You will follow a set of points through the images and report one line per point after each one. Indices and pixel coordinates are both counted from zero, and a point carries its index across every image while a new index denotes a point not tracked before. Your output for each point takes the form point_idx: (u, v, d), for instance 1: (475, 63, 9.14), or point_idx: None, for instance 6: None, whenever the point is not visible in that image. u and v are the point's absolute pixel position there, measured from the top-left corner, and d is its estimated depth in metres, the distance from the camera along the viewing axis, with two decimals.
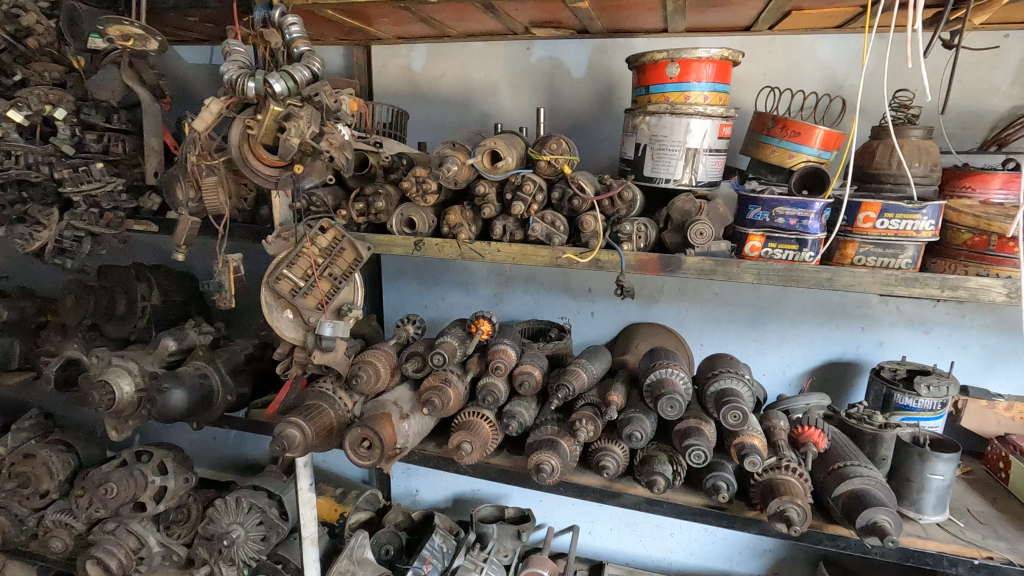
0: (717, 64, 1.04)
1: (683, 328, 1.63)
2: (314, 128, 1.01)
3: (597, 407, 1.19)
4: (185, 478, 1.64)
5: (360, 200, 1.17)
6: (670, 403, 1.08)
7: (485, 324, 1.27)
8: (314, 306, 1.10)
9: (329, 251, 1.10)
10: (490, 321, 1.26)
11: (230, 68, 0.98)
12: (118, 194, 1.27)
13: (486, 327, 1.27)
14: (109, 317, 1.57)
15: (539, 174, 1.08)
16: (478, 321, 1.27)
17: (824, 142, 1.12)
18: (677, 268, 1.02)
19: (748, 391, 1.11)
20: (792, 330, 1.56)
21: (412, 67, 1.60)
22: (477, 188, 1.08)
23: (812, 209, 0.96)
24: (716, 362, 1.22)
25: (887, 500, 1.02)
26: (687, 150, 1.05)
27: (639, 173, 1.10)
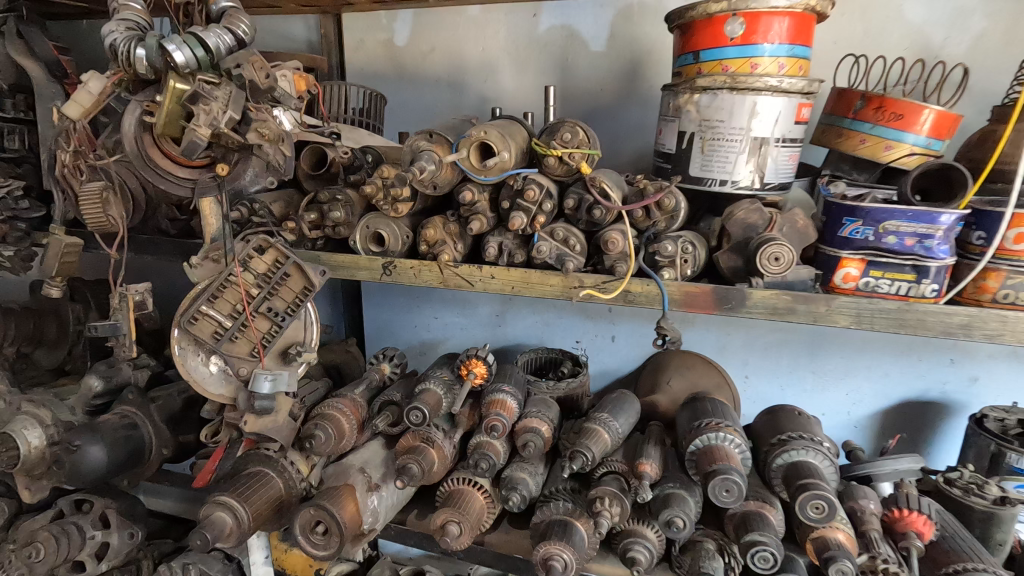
0: (795, 18, 0.74)
1: (724, 357, 1.34)
2: (235, 115, 0.73)
3: (624, 479, 0.91)
4: (129, 534, 1.34)
5: (313, 209, 0.89)
6: (726, 486, 0.79)
7: (479, 366, 1.00)
8: (247, 352, 0.82)
9: (268, 279, 0.83)
10: (486, 361, 0.99)
11: (116, 30, 0.72)
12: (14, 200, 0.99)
13: (481, 369, 1.00)
14: (38, 345, 1.32)
15: (545, 175, 0.80)
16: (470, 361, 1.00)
17: (935, 128, 0.82)
18: (738, 306, 0.73)
19: (831, 466, 0.82)
20: (861, 361, 1.26)
21: (393, 41, 1.31)
22: (461, 194, 0.80)
23: (940, 225, 0.67)
24: (780, 418, 0.93)
25: None
26: (752, 140, 0.76)
27: (684, 171, 0.81)
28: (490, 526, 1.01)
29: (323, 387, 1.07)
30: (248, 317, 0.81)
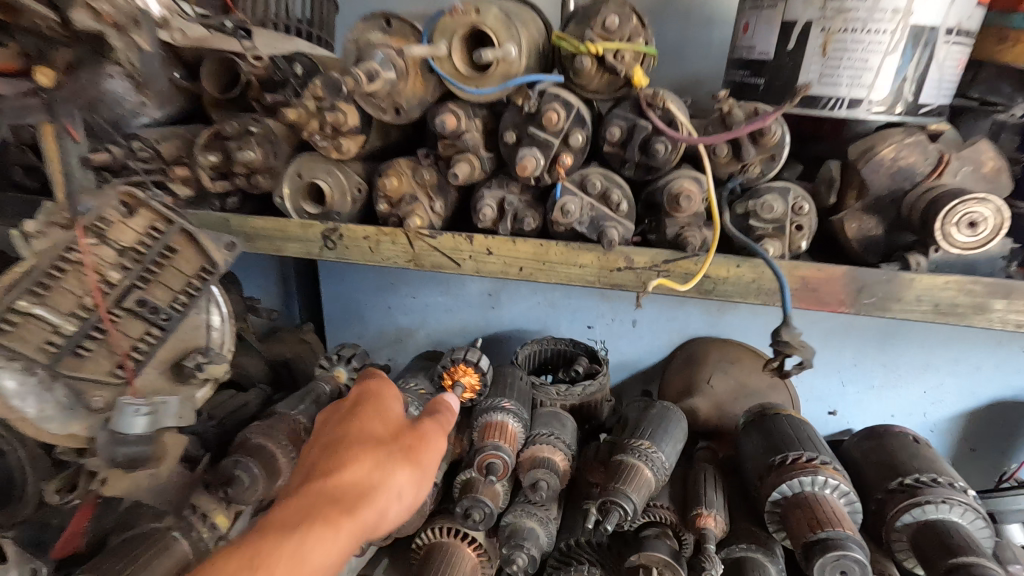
0: None
1: (772, 347, 1.03)
2: None
3: (673, 533, 0.65)
4: None
5: (214, 149, 0.59)
6: (838, 565, 0.55)
7: (470, 373, 0.72)
8: (111, 371, 0.53)
9: (143, 258, 0.54)
10: (481, 368, 0.71)
11: None
12: None
13: (473, 379, 0.72)
14: None
15: (572, 90, 0.50)
16: (456, 368, 0.72)
17: None
18: (884, 299, 0.46)
19: (979, 522, 0.57)
20: (949, 353, 0.98)
21: None
22: (439, 120, 0.50)
23: None
24: (887, 444, 0.67)
25: None
26: (911, 31, 0.47)
27: (786, 87, 0.52)
28: None
29: (255, 400, 0.79)
30: (107, 318, 0.51)
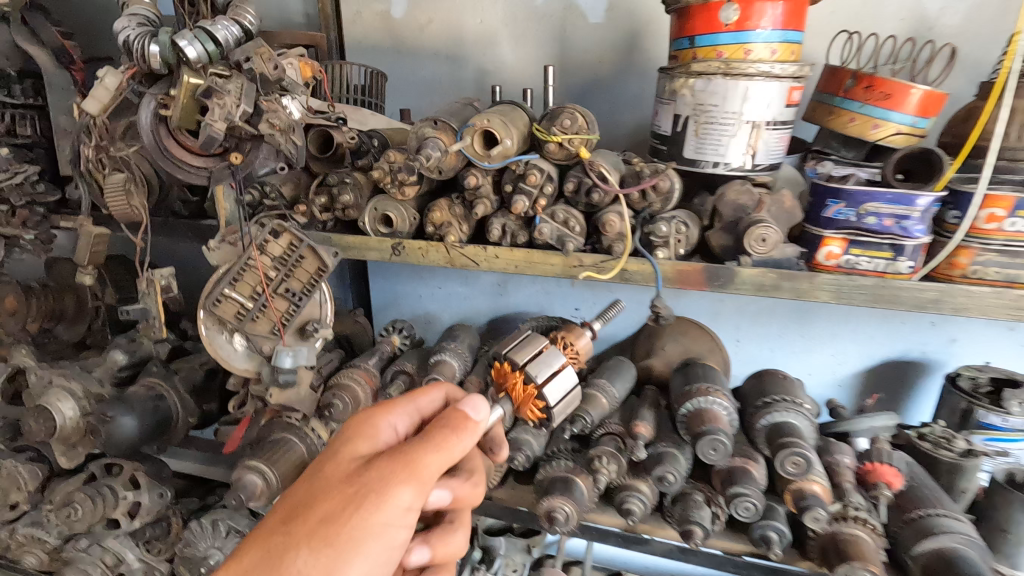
0: (789, 4, 0.76)
1: (717, 322, 1.39)
2: (247, 107, 0.76)
3: (621, 439, 0.99)
4: (160, 494, 1.48)
5: (322, 192, 0.92)
6: (713, 446, 0.88)
7: (528, 395, 0.77)
8: (268, 330, 0.88)
9: (284, 262, 0.87)
10: (540, 395, 0.76)
11: (127, 26, 0.74)
12: (33, 185, 1.02)
13: (527, 405, 0.77)
14: (58, 321, 1.38)
15: (546, 159, 0.83)
16: (516, 377, 0.78)
17: (920, 107, 0.84)
18: (728, 282, 0.79)
19: (810, 423, 0.91)
20: (844, 325, 1.30)
21: (391, 13, 1.31)
22: (466, 179, 0.83)
23: (917, 206, 0.71)
24: (765, 381, 1.01)
25: (985, 566, 0.82)
26: (745, 123, 0.79)
27: (679, 156, 0.85)
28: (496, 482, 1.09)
29: (337, 358, 1.13)
30: (268, 298, 0.86)
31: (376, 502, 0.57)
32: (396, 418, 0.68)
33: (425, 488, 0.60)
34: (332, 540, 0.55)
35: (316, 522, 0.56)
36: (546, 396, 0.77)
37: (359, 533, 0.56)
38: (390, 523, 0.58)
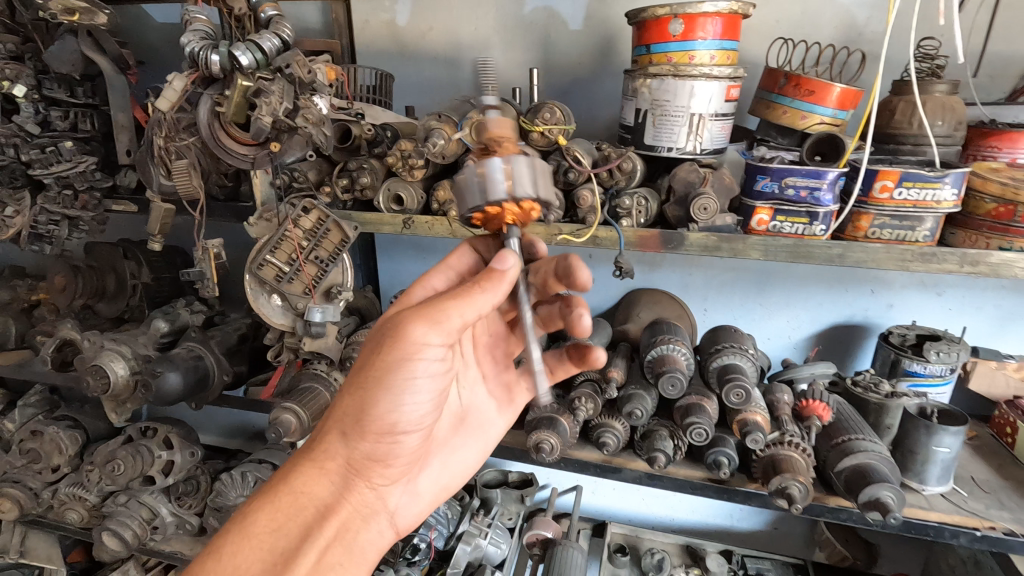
0: (725, 18, 0.94)
1: (686, 294, 1.56)
2: (287, 104, 0.93)
3: (597, 383, 1.18)
4: (191, 453, 1.67)
5: (344, 176, 1.08)
6: (672, 382, 1.07)
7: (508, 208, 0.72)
8: (301, 291, 1.06)
9: (314, 233, 1.05)
10: (519, 199, 0.71)
11: (191, 40, 0.91)
12: (92, 173, 1.19)
13: (523, 214, 0.74)
14: (100, 298, 1.55)
15: (531, 146, 1.01)
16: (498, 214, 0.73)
17: (841, 101, 1.02)
18: (679, 245, 0.97)
19: (752, 365, 1.10)
20: (798, 294, 1.48)
21: (396, 21, 1.48)
22: (466, 163, 1.01)
23: (825, 179, 0.90)
24: (719, 335, 1.19)
25: (891, 475, 1.01)
26: (692, 116, 0.97)
27: (640, 142, 1.03)
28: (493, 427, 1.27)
29: (354, 323, 1.31)
30: (301, 264, 1.04)
31: (400, 341, 0.70)
32: (432, 279, 0.87)
33: (445, 327, 0.69)
34: (367, 381, 0.72)
35: (360, 368, 0.74)
36: (530, 195, 0.72)
37: (388, 371, 0.71)
38: (416, 355, 0.70)
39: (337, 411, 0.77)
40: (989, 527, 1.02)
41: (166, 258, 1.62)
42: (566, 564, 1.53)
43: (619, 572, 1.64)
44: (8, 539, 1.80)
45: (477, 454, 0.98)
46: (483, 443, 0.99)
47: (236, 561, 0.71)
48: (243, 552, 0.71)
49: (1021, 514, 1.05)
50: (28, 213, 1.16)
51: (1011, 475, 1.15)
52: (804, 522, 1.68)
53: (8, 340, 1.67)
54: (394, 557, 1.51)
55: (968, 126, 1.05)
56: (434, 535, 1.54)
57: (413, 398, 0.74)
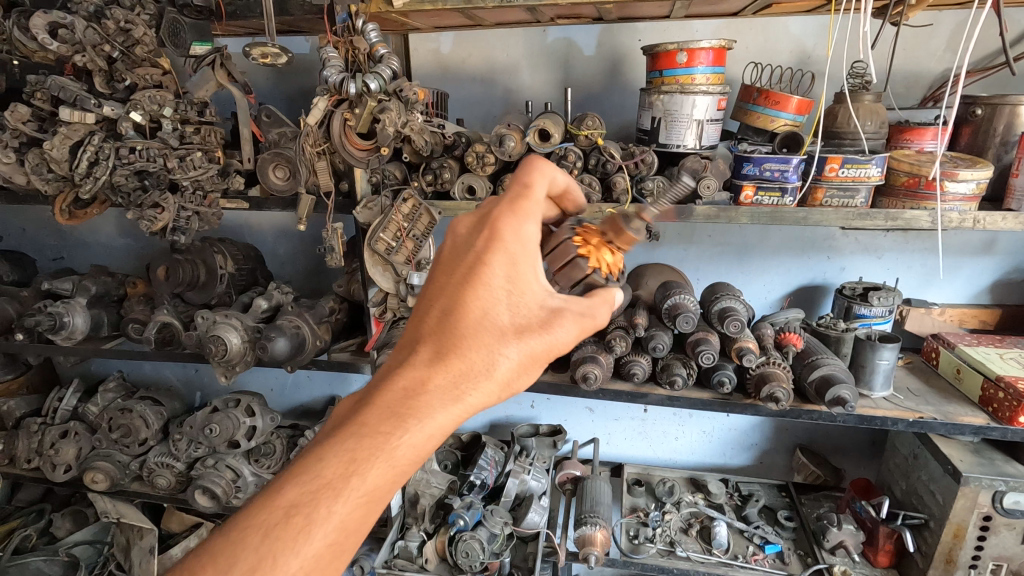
0: (715, 51, 1.30)
1: (682, 266, 1.92)
2: (401, 118, 1.26)
3: (626, 328, 1.51)
4: (270, 418, 1.95)
5: (429, 173, 1.39)
6: (686, 320, 1.42)
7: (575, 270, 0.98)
8: (403, 260, 1.38)
9: (411, 217, 1.37)
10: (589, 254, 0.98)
11: (332, 73, 1.22)
12: (215, 178, 1.46)
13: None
14: (193, 287, 1.81)
15: (577, 146, 1.35)
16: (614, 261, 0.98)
17: (798, 108, 1.38)
18: (689, 216, 1.33)
19: (743, 307, 1.46)
20: (771, 263, 1.86)
21: (440, 50, 1.81)
22: (529, 159, 1.34)
23: (791, 164, 1.25)
24: (717, 288, 1.55)
25: (848, 380, 1.37)
26: (694, 121, 1.33)
27: (655, 141, 1.38)
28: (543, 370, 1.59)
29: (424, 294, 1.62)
30: (404, 239, 1.36)
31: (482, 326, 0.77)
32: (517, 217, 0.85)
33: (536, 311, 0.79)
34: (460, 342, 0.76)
35: (524, 349, 0.76)
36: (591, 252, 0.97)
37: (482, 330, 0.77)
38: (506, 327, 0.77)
39: (458, 389, 0.74)
40: (919, 416, 1.39)
41: (244, 252, 1.89)
42: (595, 491, 1.86)
43: (637, 499, 1.97)
44: (103, 505, 2.04)
45: None
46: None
47: (370, 487, 0.70)
48: (324, 472, 0.70)
49: (939, 407, 1.43)
50: (171, 211, 1.43)
51: (935, 385, 1.54)
52: (784, 452, 2.04)
53: (102, 328, 1.90)
54: (455, 492, 1.81)
55: (892, 125, 1.44)
56: (487, 474, 1.82)
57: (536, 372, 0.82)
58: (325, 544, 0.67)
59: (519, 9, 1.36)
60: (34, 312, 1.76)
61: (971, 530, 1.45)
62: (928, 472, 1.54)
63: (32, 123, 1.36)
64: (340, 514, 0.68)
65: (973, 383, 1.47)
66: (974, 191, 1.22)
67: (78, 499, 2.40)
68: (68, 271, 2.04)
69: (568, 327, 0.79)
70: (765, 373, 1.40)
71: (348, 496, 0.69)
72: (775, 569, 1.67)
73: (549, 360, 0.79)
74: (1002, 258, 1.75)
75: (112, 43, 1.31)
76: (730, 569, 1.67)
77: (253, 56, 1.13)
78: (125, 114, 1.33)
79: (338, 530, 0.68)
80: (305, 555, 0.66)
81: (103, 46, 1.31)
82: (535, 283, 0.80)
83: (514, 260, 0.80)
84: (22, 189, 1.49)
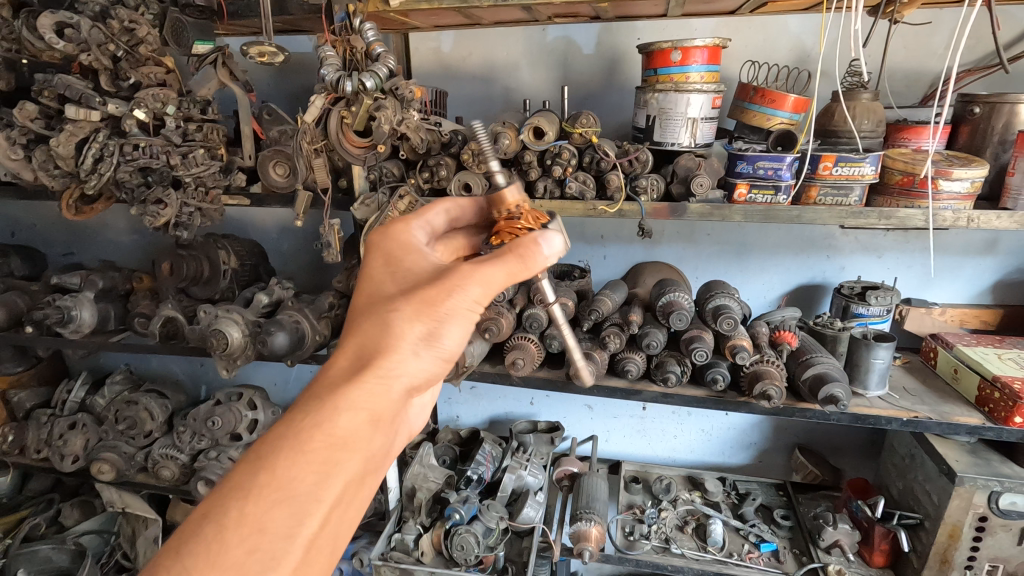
0: (710, 49, 1.30)
1: (681, 264, 1.93)
2: (397, 116, 1.28)
3: (620, 325, 1.52)
4: (271, 412, 1.98)
5: (425, 170, 1.41)
6: (679, 317, 1.43)
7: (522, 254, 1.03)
8: None
9: (408, 214, 1.38)
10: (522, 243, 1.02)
11: (330, 71, 1.24)
12: (217, 175, 1.49)
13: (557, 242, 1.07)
14: (196, 282, 1.84)
15: (572, 144, 1.36)
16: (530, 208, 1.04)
17: (795, 107, 1.37)
18: (683, 213, 1.33)
19: (738, 305, 1.46)
20: (770, 261, 1.86)
21: (441, 49, 1.82)
22: (524, 157, 1.35)
23: (784, 162, 1.25)
24: (712, 286, 1.55)
25: (842, 379, 1.37)
26: (688, 119, 1.33)
27: (650, 139, 1.39)
28: (539, 367, 1.61)
29: None
30: None
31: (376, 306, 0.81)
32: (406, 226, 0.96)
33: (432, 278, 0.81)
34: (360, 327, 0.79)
35: (421, 304, 0.78)
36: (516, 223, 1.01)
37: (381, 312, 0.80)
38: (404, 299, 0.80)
39: (366, 363, 0.75)
40: (914, 415, 1.39)
41: (247, 248, 1.92)
42: (592, 487, 1.87)
43: (634, 497, 1.97)
44: (110, 496, 2.09)
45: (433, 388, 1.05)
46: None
47: (286, 478, 0.66)
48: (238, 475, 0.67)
49: (934, 406, 1.43)
50: (173, 207, 1.46)
51: (932, 385, 1.54)
52: (782, 452, 2.04)
53: (109, 322, 1.94)
54: (452, 487, 1.83)
55: (889, 124, 1.43)
56: (484, 468, 1.85)
57: (461, 337, 0.81)
58: (245, 542, 0.63)
59: (515, 8, 1.37)
60: (42, 306, 1.79)
61: (967, 531, 1.44)
62: (924, 472, 1.53)
63: (40, 121, 1.40)
64: (253, 513, 0.64)
65: (970, 383, 1.46)
66: (969, 190, 1.21)
67: (86, 490, 2.45)
68: (77, 266, 2.08)
69: (463, 277, 0.79)
70: (758, 371, 1.41)
71: (262, 492, 0.65)
72: (769, 568, 1.67)
73: (455, 313, 0.79)
74: (1004, 258, 1.74)
75: (117, 43, 1.34)
76: (724, 567, 1.68)
77: (250, 55, 1.16)
78: (129, 112, 1.36)
79: (253, 533, 0.63)
80: (222, 567, 0.62)
81: (108, 45, 1.34)
82: (419, 263, 0.87)
83: (393, 252, 0.89)
84: (31, 186, 1.53)
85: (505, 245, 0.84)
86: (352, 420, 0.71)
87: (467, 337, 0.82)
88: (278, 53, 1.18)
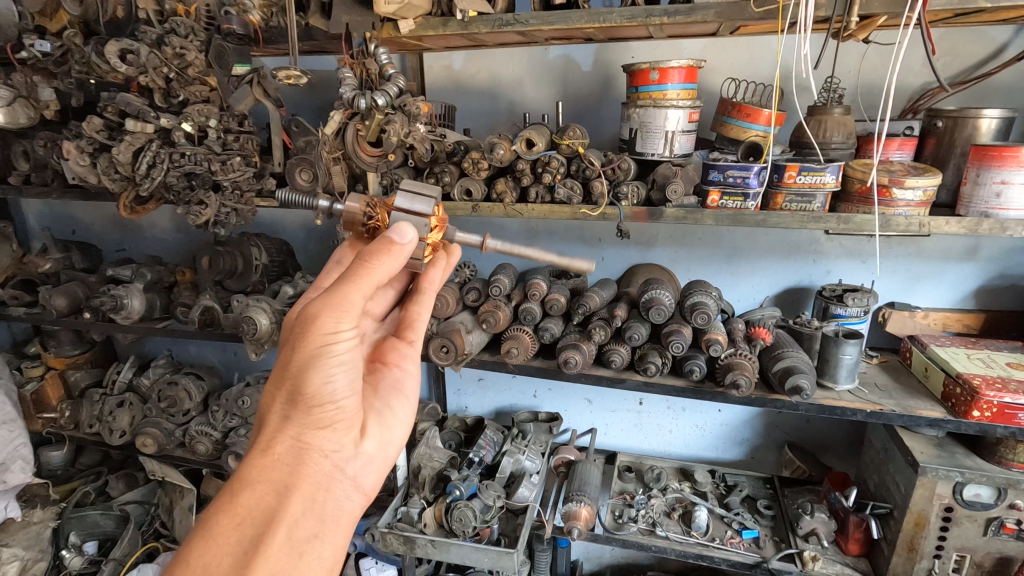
0: (686, 69, 1.44)
1: (674, 266, 2.05)
2: (404, 129, 1.46)
3: (607, 319, 1.66)
4: None
5: (432, 177, 1.58)
6: (658, 312, 1.56)
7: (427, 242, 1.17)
8: None
9: None
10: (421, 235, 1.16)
11: (347, 90, 1.42)
12: (251, 180, 1.69)
13: (437, 214, 1.16)
14: (231, 276, 2.05)
15: (560, 153, 1.51)
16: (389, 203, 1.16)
17: (767, 121, 1.50)
18: (660, 216, 1.47)
19: (715, 301, 1.57)
20: (757, 264, 1.97)
21: (452, 66, 2.00)
22: (517, 165, 1.51)
23: (751, 171, 1.38)
24: (694, 285, 1.67)
25: (809, 371, 1.48)
26: (667, 132, 1.47)
27: (633, 149, 1.53)
28: (533, 357, 1.75)
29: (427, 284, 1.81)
30: None
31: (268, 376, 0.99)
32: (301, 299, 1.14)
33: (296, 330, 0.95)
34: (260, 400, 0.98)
35: (283, 369, 0.94)
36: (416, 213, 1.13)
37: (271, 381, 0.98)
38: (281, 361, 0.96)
39: (259, 437, 0.94)
40: (879, 408, 1.49)
41: (276, 245, 2.13)
42: (585, 473, 2.01)
43: (626, 484, 2.11)
44: (151, 467, 2.32)
45: (406, 412, 1.24)
46: (407, 407, 1.25)
47: (204, 560, 0.84)
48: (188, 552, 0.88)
49: (901, 400, 1.52)
50: (213, 208, 1.67)
51: (903, 381, 1.63)
52: (773, 449, 2.13)
53: (155, 310, 2.18)
54: (454, 467, 2.00)
55: (859, 136, 1.54)
56: (485, 452, 2.03)
57: (336, 377, 0.95)
58: None
59: (512, 33, 1.53)
60: (99, 294, 2.03)
61: (933, 520, 1.52)
62: (895, 464, 1.62)
63: (104, 133, 1.63)
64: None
65: (938, 380, 1.54)
66: (921, 198, 1.33)
67: (130, 464, 2.70)
68: (128, 260, 2.33)
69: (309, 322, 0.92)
70: (731, 362, 1.53)
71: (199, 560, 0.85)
72: (748, 552, 1.77)
73: (314, 350, 0.92)
74: (985, 263, 1.80)
75: (170, 66, 1.56)
76: (705, 549, 1.78)
77: (279, 77, 1.35)
78: (178, 125, 1.58)
79: None
80: None
81: (162, 68, 1.56)
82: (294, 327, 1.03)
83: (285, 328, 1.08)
84: (95, 188, 1.76)
85: (348, 267, 0.97)
86: (255, 492, 0.90)
87: (342, 375, 0.95)
88: (302, 74, 1.37)
